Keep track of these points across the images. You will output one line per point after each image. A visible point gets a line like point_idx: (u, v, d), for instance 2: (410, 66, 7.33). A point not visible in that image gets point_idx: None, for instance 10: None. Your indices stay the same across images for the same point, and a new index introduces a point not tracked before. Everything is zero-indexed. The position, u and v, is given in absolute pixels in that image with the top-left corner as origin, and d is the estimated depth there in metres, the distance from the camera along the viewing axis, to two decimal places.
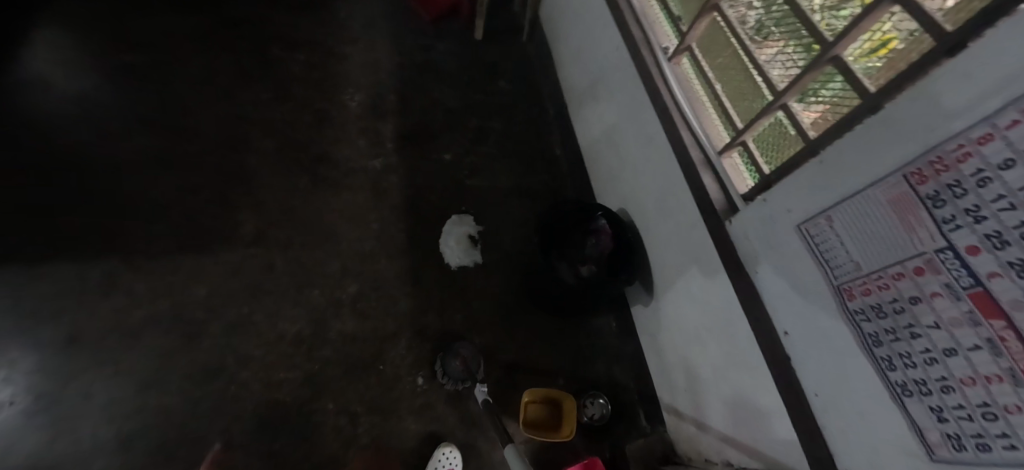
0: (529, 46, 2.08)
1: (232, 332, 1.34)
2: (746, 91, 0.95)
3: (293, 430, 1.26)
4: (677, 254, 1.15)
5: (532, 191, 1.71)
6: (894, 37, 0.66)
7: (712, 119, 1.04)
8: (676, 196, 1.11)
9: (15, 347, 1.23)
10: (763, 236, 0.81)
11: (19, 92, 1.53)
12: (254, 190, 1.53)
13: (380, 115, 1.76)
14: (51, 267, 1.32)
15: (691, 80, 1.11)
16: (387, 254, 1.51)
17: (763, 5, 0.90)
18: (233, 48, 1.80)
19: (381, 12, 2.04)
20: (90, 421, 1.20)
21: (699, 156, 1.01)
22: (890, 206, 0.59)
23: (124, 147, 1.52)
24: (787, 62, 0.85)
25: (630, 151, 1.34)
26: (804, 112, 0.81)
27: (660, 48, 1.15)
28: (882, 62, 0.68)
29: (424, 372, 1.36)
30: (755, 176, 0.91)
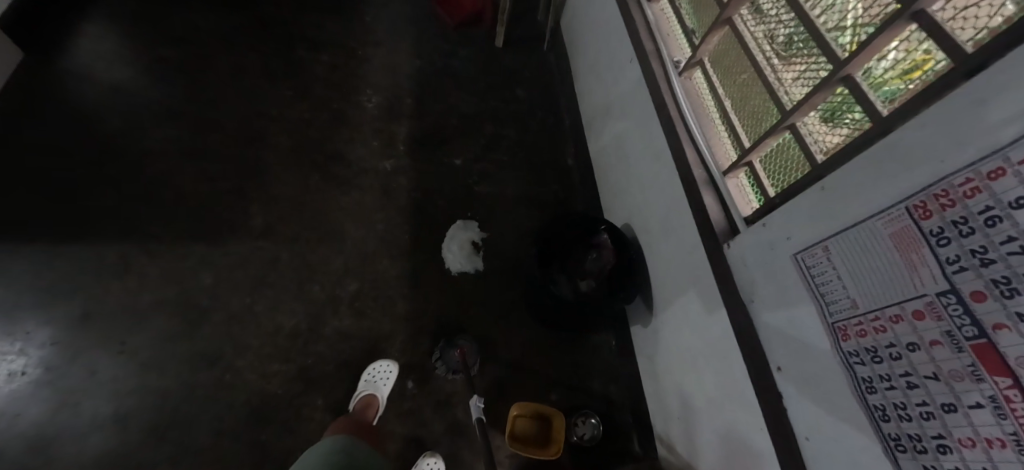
0: (550, 55, 2.07)
1: (232, 321, 1.36)
2: (755, 108, 0.90)
3: (281, 423, 1.26)
4: (678, 275, 1.10)
5: (540, 200, 1.69)
6: (929, 59, 0.59)
7: (719, 136, 0.99)
8: (680, 215, 1.07)
9: (31, 320, 1.28)
10: (760, 262, 0.76)
11: (60, 78, 1.61)
12: (266, 184, 1.56)
13: (395, 117, 1.78)
14: (71, 247, 1.37)
15: (701, 96, 1.06)
16: (389, 255, 1.50)
17: (777, 20, 0.85)
18: (261, 45, 1.85)
19: (406, 16, 2.07)
20: (93, 398, 1.23)
21: (702, 175, 0.96)
22: (891, 241, 0.54)
23: (151, 136, 1.58)
24: (799, 79, 0.80)
25: (639, 167, 1.29)
26: (812, 134, 0.76)
27: (672, 61, 1.11)
28: (916, 85, 0.61)
29: (415, 376, 1.34)
30: (760, 199, 0.86)
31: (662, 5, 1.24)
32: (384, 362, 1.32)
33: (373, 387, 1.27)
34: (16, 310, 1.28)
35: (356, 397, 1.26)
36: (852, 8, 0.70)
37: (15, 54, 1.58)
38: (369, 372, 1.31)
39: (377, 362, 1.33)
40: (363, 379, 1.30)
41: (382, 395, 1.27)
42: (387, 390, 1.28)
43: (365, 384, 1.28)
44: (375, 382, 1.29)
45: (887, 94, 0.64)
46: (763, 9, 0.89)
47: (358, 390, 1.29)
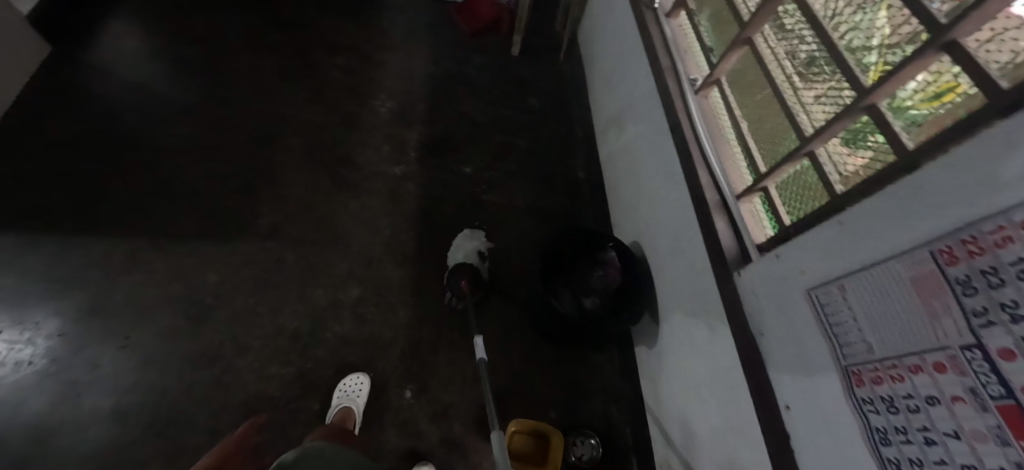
0: (565, 65, 2.06)
1: (234, 320, 1.33)
2: (775, 130, 0.86)
3: (278, 425, 1.23)
4: (685, 298, 1.07)
5: (548, 212, 1.66)
6: (957, 85, 0.56)
7: (735, 158, 0.96)
8: (689, 236, 1.04)
9: (41, 310, 1.27)
10: (771, 294, 0.73)
11: (85, 74, 1.64)
12: (277, 184, 1.56)
13: (407, 123, 1.77)
14: (83, 238, 1.38)
15: (719, 115, 1.03)
16: (394, 261, 1.49)
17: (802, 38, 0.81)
18: (280, 47, 1.86)
19: (423, 23, 2.07)
20: (95, 390, 1.21)
21: (716, 198, 0.93)
22: (911, 286, 0.51)
23: (168, 133, 1.59)
24: (821, 99, 0.76)
25: (650, 184, 1.27)
26: (832, 163, 0.73)
27: (689, 78, 1.08)
28: (944, 110, 0.57)
29: (413, 386, 1.32)
30: (775, 226, 0.83)
31: (681, 21, 1.22)
32: (354, 375, 1.28)
33: (349, 399, 1.22)
34: (27, 299, 1.28)
35: (332, 411, 1.20)
36: (879, 28, 0.67)
37: (43, 50, 1.62)
38: (341, 387, 1.26)
39: (348, 376, 1.29)
40: (336, 395, 1.25)
41: (359, 406, 1.22)
42: (362, 402, 1.23)
43: (339, 399, 1.23)
44: (349, 395, 1.24)
45: (909, 121, 0.62)
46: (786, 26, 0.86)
47: (332, 407, 1.24)
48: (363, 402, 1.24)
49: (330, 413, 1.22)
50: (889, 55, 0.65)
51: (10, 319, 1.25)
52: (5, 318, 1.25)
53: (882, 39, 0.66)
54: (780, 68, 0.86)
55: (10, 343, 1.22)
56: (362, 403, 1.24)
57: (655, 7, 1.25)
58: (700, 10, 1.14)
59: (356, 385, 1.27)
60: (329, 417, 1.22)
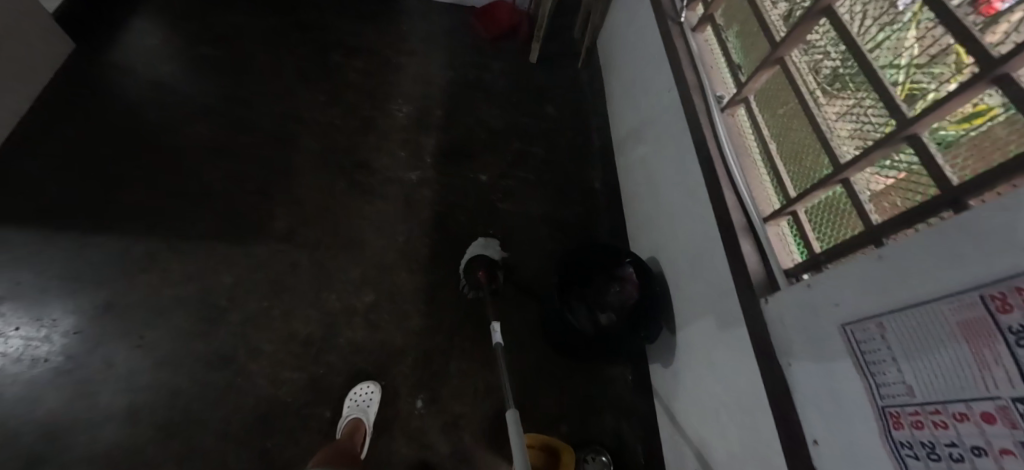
0: (583, 73, 2.04)
1: (248, 323, 1.33)
2: (806, 154, 0.84)
3: (289, 431, 1.22)
4: (705, 319, 1.05)
5: (563, 222, 1.65)
6: (990, 107, 0.56)
7: (761, 179, 0.94)
8: (711, 256, 1.03)
9: (58, 307, 1.27)
10: (802, 325, 0.71)
11: (108, 72, 1.65)
12: (293, 187, 1.56)
13: (424, 128, 1.77)
14: (101, 236, 1.38)
15: (745, 135, 1.01)
16: (408, 267, 1.48)
17: (839, 56, 0.80)
18: (299, 49, 1.87)
19: (442, 27, 2.07)
20: (109, 389, 1.21)
21: (742, 220, 0.91)
22: (959, 331, 0.49)
23: (187, 132, 1.59)
24: (858, 119, 0.75)
25: (670, 200, 1.25)
26: (867, 192, 0.72)
27: (714, 95, 1.07)
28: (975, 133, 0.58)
29: (424, 396, 1.31)
30: (804, 252, 0.82)
31: (707, 35, 1.20)
32: (365, 384, 1.27)
33: (360, 410, 1.21)
34: (44, 296, 1.28)
35: (342, 422, 1.19)
36: (908, 45, 0.68)
37: (66, 47, 1.63)
38: (351, 396, 1.25)
39: (359, 384, 1.28)
40: (346, 405, 1.24)
41: (369, 417, 1.21)
42: (372, 413, 1.22)
43: (350, 409, 1.22)
44: (360, 405, 1.23)
45: (939, 137, 0.62)
46: (819, 43, 0.84)
47: (342, 418, 1.23)
48: (374, 412, 1.23)
49: (341, 423, 1.21)
50: (916, 72, 0.66)
51: (27, 316, 1.25)
52: (23, 314, 1.25)
53: (911, 56, 0.67)
54: (813, 88, 0.85)
55: (27, 340, 1.23)
56: (373, 414, 1.23)
57: (681, 21, 1.24)
58: (728, 25, 1.12)
59: (366, 394, 1.26)
60: (340, 427, 1.21)
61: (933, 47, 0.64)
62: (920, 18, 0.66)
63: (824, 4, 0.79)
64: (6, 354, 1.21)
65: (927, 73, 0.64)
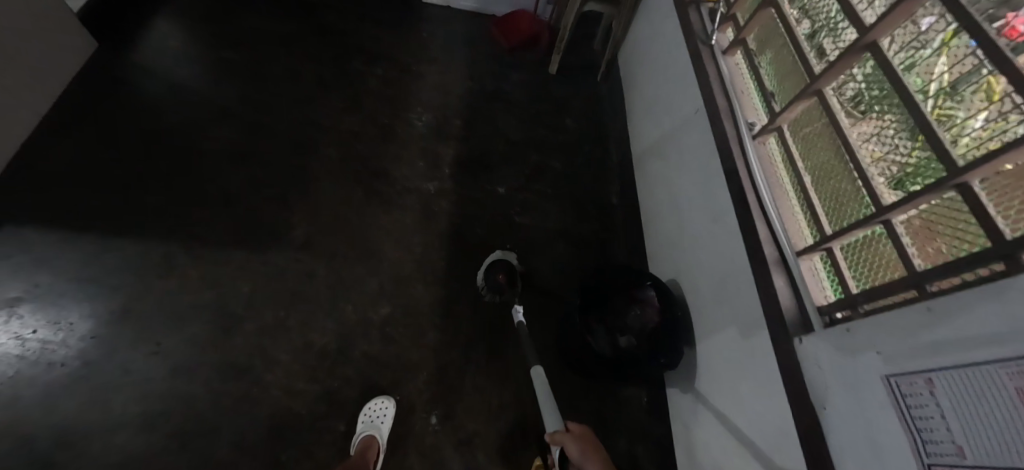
0: (602, 86, 2.03)
1: (264, 333, 1.32)
2: (843, 190, 0.83)
3: (303, 445, 1.22)
4: (729, 349, 1.04)
5: (581, 238, 1.64)
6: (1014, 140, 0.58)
7: (793, 210, 0.93)
8: (739, 286, 1.02)
9: (76, 311, 1.27)
10: (841, 370, 0.71)
11: (129, 73, 1.65)
12: (311, 195, 1.55)
13: (443, 138, 1.76)
14: (120, 239, 1.38)
15: (777, 164, 1.00)
16: (425, 280, 1.48)
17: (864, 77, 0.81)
18: (320, 54, 1.86)
19: (462, 36, 2.06)
20: (124, 396, 1.21)
21: (774, 253, 0.90)
22: (1016, 396, 0.48)
23: (207, 136, 1.59)
24: (886, 143, 0.77)
25: (694, 224, 1.24)
26: (908, 236, 0.71)
27: (746, 123, 1.06)
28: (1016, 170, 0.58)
29: (439, 412, 1.30)
30: (839, 291, 0.81)
31: (738, 59, 1.19)
32: (380, 399, 1.26)
33: (373, 426, 1.20)
34: (61, 299, 1.28)
35: (356, 438, 1.19)
36: (938, 73, 0.69)
37: (88, 46, 1.63)
38: (366, 411, 1.24)
39: (373, 400, 1.27)
40: (360, 421, 1.23)
41: (383, 434, 1.21)
42: (386, 429, 1.21)
43: (364, 425, 1.21)
44: (374, 422, 1.22)
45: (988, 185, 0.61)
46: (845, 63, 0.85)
47: (356, 434, 1.22)
48: (387, 429, 1.22)
49: (354, 439, 1.20)
50: (943, 100, 0.68)
51: (44, 318, 1.25)
52: (40, 317, 1.25)
53: (941, 84, 0.68)
54: (846, 112, 0.85)
55: (44, 343, 1.23)
56: (386, 430, 1.23)
57: (711, 43, 1.23)
58: (761, 51, 1.10)
59: (381, 409, 1.25)
60: (353, 443, 1.20)
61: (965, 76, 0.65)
62: (952, 46, 0.67)
63: (868, 41, 0.78)
64: (23, 357, 1.20)
65: (958, 103, 0.66)
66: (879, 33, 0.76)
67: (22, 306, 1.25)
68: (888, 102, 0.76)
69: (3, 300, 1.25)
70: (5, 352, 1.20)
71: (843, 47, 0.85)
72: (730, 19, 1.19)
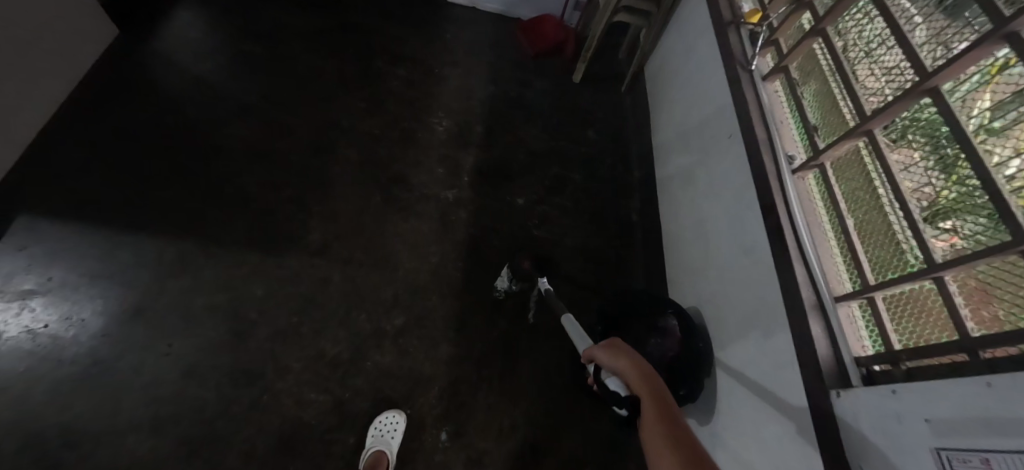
0: (626, 98, 2.00)
1: (277, 339, 1.31)
2: (888, 239, 0.81)
3: (311, 455, 1.21)
4: (754, 388, 1.02)
5: (599, 255, 1.61)
6: None
7: (831, 252, 0.91)
8: (769, 325, 0.99)
9: (88, 307, 1.26)
10: (883, 434, 0.69)
11: (151, 64, 1.63)
12: (329, 198, 1.53)
13: (463, 144, 1.73)
14: (134, 235, 1.36)
15: (816, 202, 0.98)
16: (440, 292, 1.45)
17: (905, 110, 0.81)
18: (343, 52, 1.83)
19: (487, 40, 2.03)
20: (135, 397, 1.19)
21: (811, 297, 0.88)
22: None
23: (226, 133, 1.57)
24: (922, 178, 0.77)
25: (721, 254, 1.21)
26: (961, 296, 0.68)
27: (786, 155, 1.03)
28: None
29: (449, 428, 1.29)
30: (879, 347, 0.79)
31: (777, 86, 1.16)
32: (390, 413, 1.25)
33: (383, 441, 1.18)
34: (74, 294, 1.26)
35: (364, 453, 1.16)
36: (979, 107, 0.70)
37: (110, 34, 1.61)
38: (375, 425, 1.22)
39: (383, 413, 1.25)
40: (369, 435, 1.21)
41: (392, 449, 1.18)
42: (395, 444, 1.19)
43: (373, 439, 1.19)
44: (384, 436, 1.20)
45: None
46: (885, 90, 0.86)
47: (365, 448, 1.20)
48: (396, 444, 1.20)
49: (363, 454, 1.18)
50: (983, 136, 0.69)
51: (56, 313, 1.23)
52: (52, 311, 1.23)
53: (981, 119, 0.69)
54: (892, 149, 0.83)
55: (55, 338, 1.21)
56: (396, 445, 1.21)
57: (752, 68, 1.19)
58: (805, 81, 1.07)
59: (391, 424, 1.23)
60: (362, 458, 1.17)
61: (1015, 111, 0.66)
62: (999, 78, 0.68)
63: (929, 85, 0.74)
64: (34, 352, 1.19)
65: (1000, 140, 0.67)
66: (942, 78, 0.73)
67: (34, 300, 1.24)
68: (930, 132, 0.76)
69: (15, 292, 1.23)
70: (17, 346, 1.19)
71: (889, 70, 0.86)
72: (772, 44, 1.16)
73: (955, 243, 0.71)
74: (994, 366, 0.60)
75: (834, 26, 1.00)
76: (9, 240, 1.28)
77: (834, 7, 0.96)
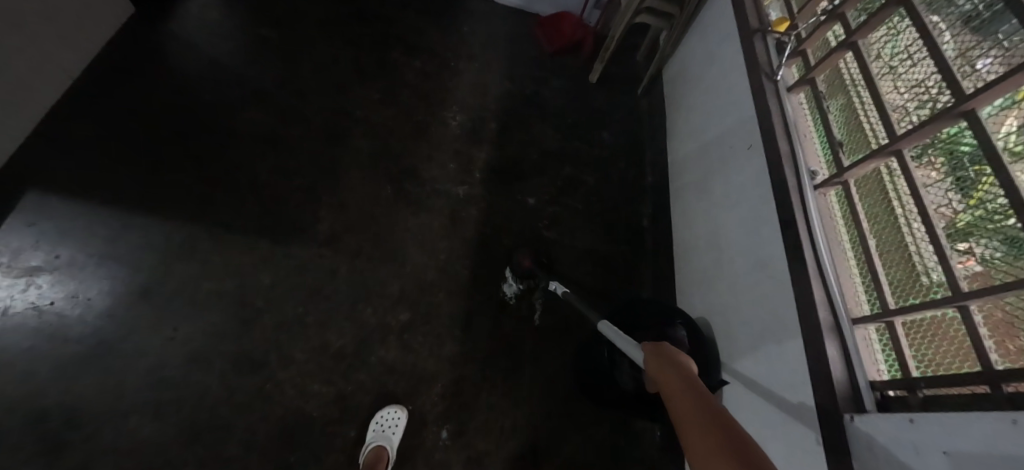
0: (643, 100, 1.97)
1: (281, 329, 1.30)
2: (910, 263, 0.80)
3: (313, 447, 1.21)
4: (764, 405, 1.01)
5: (607, 260, 1.59)
6: None
7: (850, 272, 0.90)
8: (780, 342, 0.98)
9: (95, 287, 1.25)
10: (899, 463, 0.68)
11: (165, 43, 1.61)
12: (340, 189, 1.52)
13: (477, 141, 1.72)
14: (143, 217, 1.35)
15: (836, 219, 0.96)
16: (447, 289, 1.44)
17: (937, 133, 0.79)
18: (359, 41, 1.81)
19: (504, 35, 2.00)
20: (138, 378, 1.20)
21: (828, 317, 0.86)
22: None
23: (239, 118, 1.56)
24: (946, 203, 0.76)
25: (735, 267, 1.20)
26: (985, 326, 0.67)
27: (808, 171, 1.01)
28: None
29: (450, 427, 1.28)
30: (896, 373, 0.78)
31: (802, 98, 1.13)
32: (392, 409, 1.24)
33: (384, 437, 1.18)
34: (81, 273, 1.26)
35: (365, 448, 1.15)
36: (1007, 130, 0.68)
37: (125, 11, 1.60)
38: (377, 420, 1.22)
39: (385, 409, 1.25)
40: (371, 429, 1.21)
41: (393, 445, 1.17)
42: (396, 440, 1.19)
43: (374, 435, 1.18)
44: (385, 431, 1.20)
45: None
46: (913, 109, 0.84)
47: (366, 442, 1.20)
48: (397, 440, 1.20)
49: (364, 449, 1.17)
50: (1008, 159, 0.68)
51: (63, 291, 1.23)
52: (59, 289, 1.23)
53: (1005, 142, 0.68)
54: (919, 171, 0.81)
55: (61, 315, 1.21)
56: (397, 441, 1.20)
57: (776, 79, 1.17)
58: (831, 94, 1.05)
59: (392, 419, 1.23)
60: (362, 453, 1.17)
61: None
62: None
63: (964, 108, 0.72)
64: (40, 329, 1.19)
65: None
66: (979, 101, 0.70)
67: (41, 277, 1.23)
68: (955, 154, 0.75)
69: (23, 268, 1.23)
70: (23, 322, 1.19)
71: (918, 87, 0.84)
72: (800, 55, 1.13)
73: (972, 266, 0.71)
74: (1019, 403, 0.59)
75: (865, 40, 0.97)
76: (17, 216, 1.27)
77: (867, 21, 0.94)
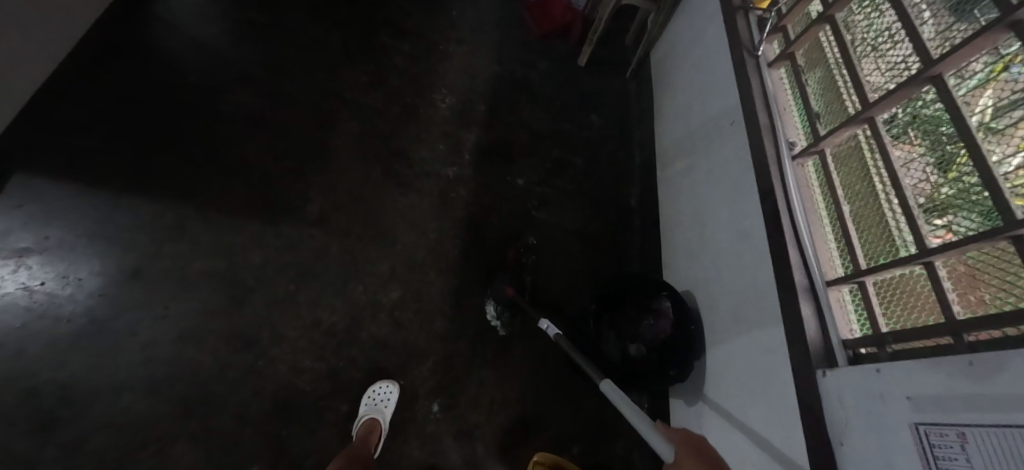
0: (631, 83, 1.98)
1: (272, 307, 1.32)
2: (881, 225, 0.83)
3: (306, 421, 1.24)
4: (743, 369, 1.05)
5: (595, 239, 1.63)
6: None
7: (825, 237, 0.93)
8: (761, 307, 1.01)
9: (85, 268, 1.26)
10: (866, 411, 0.72)
11: (152, 26, 1.60)
12: (330, 170, 1.53)
13: (465, 123, 1.73)
14: (133, 198, 1.35)
15: (812, 187, 0.99)
16: (437, 267, 1.46)
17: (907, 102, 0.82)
18: (347, 24, 1.81)
19: (494, 18, 2.00)
20: (130, 356, 1.21)
21: (803, 280, 0.89)
22: None
23: (228, 100, 1.55)
24: (916, 167, 0.79)
25: (717, 241, 1.23)
26: (951, 282, 0.70)
27: (787, 142, 1.04)
28: None
29: (441, 400, 1.31)
30: (866, 329, 0.81)
31: (782, 73, 1.16)
32: (384, 383, 1.26)
33: (377, 409, 1.20)
34: (70, 253, 1.26)
35: (359, 420, 1.18)
36: (982, 105, 0.70)
37: None
38: (370, 394, 1.24)
39: (378, 383, 1.27)
40: (364, 403, 1.23)
41: (385, 417, 1.21)
42: (388, 413, 1.21)
43: (368, 408, 1.21)
44: (378, 405, 1.22)
45: None
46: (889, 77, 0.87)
47: (359, 415, 1.22)
48: (389, 413, 1.23)
49: (357, 421, 1.20)
50: (981, 134, 0.70)
51: (53, 271, 1.24)
52: (49, 270, 1.24)
53: (981, 118, 0.70)
54: (891, 138, 0.84)
55: (52, 295, 1.22)
56: (390, 414, 1.23)
57: (758, 54, 1.19)
58: (809, 68, 1.07)
59: (383, 393, 1.26)
60: (355, 425, 1.19)
61: (1011, 112, 0.67)
62: (1000, 77, 0.69)
63: (932, 73, 0.76)
64: (31, 308, 1.20)
65: (998, 140, 0.67)
66: (944, 66, 0.74)
67: (30, 258, 1.24)
68: (925, 121, 0.78)
69: (11, 250, 1.23)
70: (14, 302, 1.19)
71: (892, 60, 0.87)
72: (781, 31, 1.16)
73: (949, 238, 0.73)
74: (975, 347, 0.62)
75: (843, 14, 1.00)
76: (5, 198, 1.27)
77: None
